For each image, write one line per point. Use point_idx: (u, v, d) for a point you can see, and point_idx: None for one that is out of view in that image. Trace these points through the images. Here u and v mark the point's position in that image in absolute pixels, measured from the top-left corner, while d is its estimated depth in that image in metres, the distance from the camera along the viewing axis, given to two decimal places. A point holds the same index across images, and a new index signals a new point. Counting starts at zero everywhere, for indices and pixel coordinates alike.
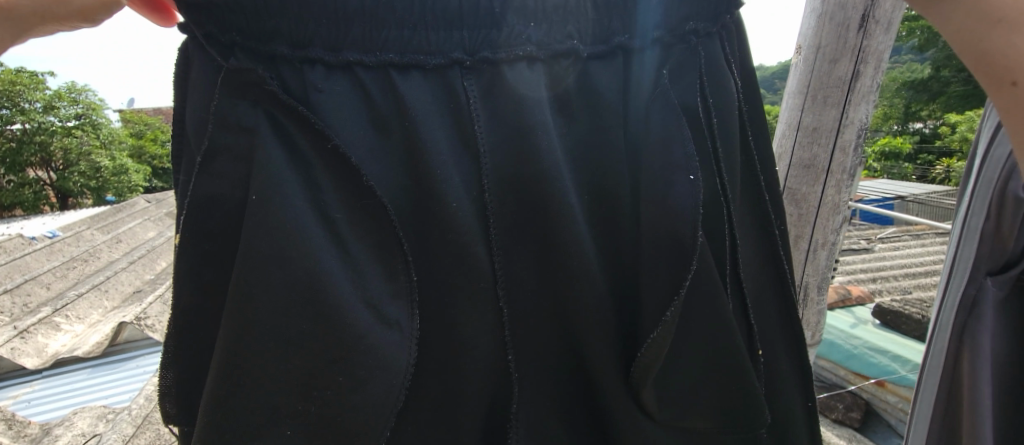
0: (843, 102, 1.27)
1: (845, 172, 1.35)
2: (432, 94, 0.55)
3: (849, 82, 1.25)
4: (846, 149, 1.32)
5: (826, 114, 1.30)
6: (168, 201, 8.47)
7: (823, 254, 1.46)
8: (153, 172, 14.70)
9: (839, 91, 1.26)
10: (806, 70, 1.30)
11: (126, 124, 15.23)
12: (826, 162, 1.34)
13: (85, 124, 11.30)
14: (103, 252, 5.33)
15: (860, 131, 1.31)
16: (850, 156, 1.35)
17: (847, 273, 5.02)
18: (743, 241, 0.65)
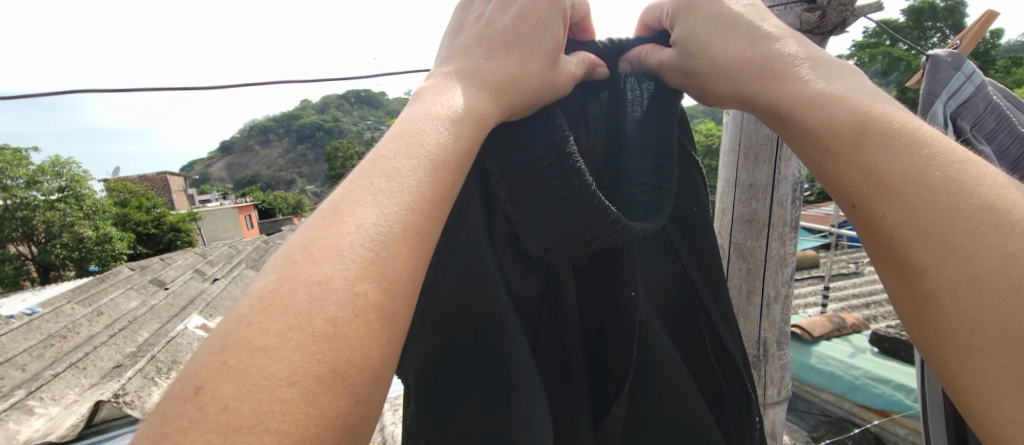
0: (774, 158, 1.32)
1: (786, 225, 1.36)
2: (507, 194, 0.76)
3: (776, 140, 1.31)
4: (784, 202, 1.34)
5: (759, 171, 1.34)
6: (152, 267, 8.27)
7: (776, 309, 1.41)
8: (138, 238, 14.46)
9: (769, 148, 1.32)
10: (737, 131, 1.36)
11: (112, 193, 15.26)
12: (767, 211, 1.35)
13: (69, 196, 11.39)
14: (83, 326, 5.10)
15: (795, 183, 1.34)
16: (789, 208, 1.36)
17: (841, 298, 5.00)
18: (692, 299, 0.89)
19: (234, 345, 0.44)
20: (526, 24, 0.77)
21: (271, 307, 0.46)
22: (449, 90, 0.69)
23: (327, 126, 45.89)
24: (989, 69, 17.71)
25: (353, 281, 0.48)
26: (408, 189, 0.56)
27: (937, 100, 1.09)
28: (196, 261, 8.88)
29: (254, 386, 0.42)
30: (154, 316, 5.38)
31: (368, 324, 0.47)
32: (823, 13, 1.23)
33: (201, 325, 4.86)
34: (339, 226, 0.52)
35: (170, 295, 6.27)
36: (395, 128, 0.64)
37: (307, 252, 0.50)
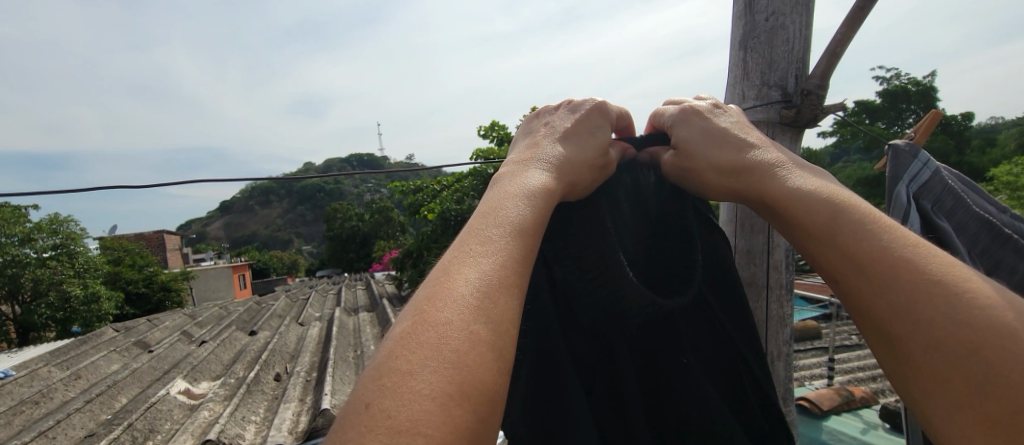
0: (768, 228, 1.35)
1: (782, 287, 1.37)
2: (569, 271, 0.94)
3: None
4: (779, 267, 1.36)
5: (755, 239, 1.36)
6: (138, 329, 8.03)
7: (780, 367, 1.38)
8: (126, 298, 14.17)
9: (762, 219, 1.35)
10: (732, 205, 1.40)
11: (106, 251, 15.18)
12: (764, 277, 1.36)
13: (61, 254, 11.38)
14: (58, 392, 4.87)
15: (788, 252, 1.37)
16: (784, 273, 1.38)
17: (846, 370, 4.87)
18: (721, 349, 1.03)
19: (388, 373, 0.52)
20: (581, 124, 0.90)
21: (411, 343, 0.54)
22: (521, 176, 0.79)
23: (327, 189, 46.62)
24: (965, 146, 18.52)
25: (469, 321, 0.56)
26: (500, 251, 0.65)
27: (901, 183, 1.18)
28: (184, 323, 8.67)
29: (404, 403, 0.48)
30: (134, 381, 5.17)
31: (486, 354, 0.54)
32: (798, 110, 1.31)
33: (184, 391, 4.66)
34: (455, 278, 0.61)
35: (153, 358, 6.05)
36: (482, 205, 0.75)
37: (431, 301, 0.59)
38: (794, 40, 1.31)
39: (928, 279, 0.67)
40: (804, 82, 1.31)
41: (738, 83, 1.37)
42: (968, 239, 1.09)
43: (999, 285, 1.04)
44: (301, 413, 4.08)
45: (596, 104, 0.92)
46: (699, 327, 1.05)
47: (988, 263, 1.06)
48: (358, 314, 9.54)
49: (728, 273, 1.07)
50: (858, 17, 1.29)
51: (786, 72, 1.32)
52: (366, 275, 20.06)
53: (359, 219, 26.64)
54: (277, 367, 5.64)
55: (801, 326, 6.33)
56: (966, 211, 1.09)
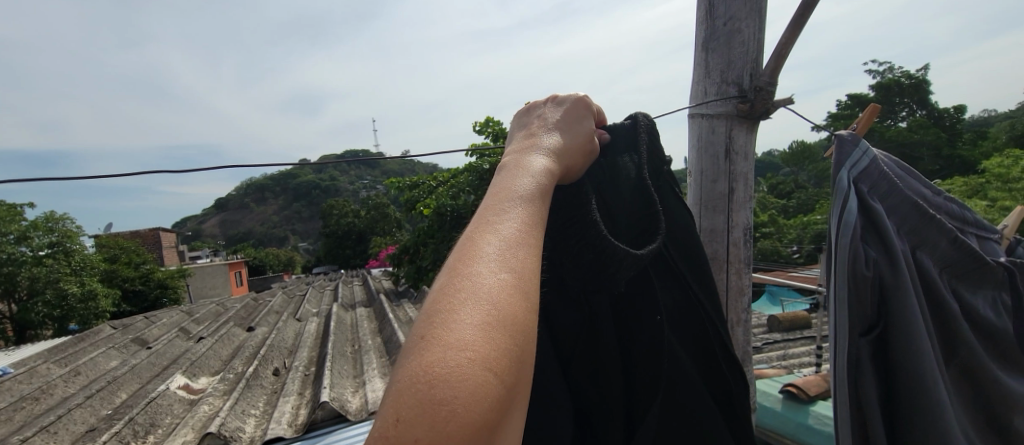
0: (728, 209, 1.42)
1: (741, 262, 1.44)
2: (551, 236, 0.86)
3: (729, 194, 1.42)
4: (738, 243, 1.43)
5: (716, 218, 1.43)
6: (136, 326, 8.06)
7: (737, 333, 1.46)
8: (123, 295, 14.17)
9: (722, 202, 1.42)
10: (696, 189, 1.46)
11: (102, 249, 15.17)
12: (724, 255, 1.43)
13: (58, 252, 11.38)
14: (58, 388, 4.91)
15: (745, 230, 1.44)
16: (743, 249, 1.45)
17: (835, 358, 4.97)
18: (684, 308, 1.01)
19: (435, 313, 0.49)
20: (569, 116, 0.88)
21: (451, 294, 0.50)
22: (525, 157, 0.75)
23: (323, 186, 46.55)
24: (957, 139, 18.70)
25: (498, 269, 0.53)
26: (512, 211, 0.62)
27: (843, 168, 1.15)
28: (181, 320, 8.70)
29: (450, 334, 0.46)
30: (134, 377, 5.21)
31: (524, 298, 0.52)
32: (752, 104, 1.37)
33: (184, 386, 4.70)
34: (480, 241, 0.57)
35: (151, 354, 6.09)
36: (491, 184, 0.70)
37: (460, 257, 0.56)
38: (749, 42, 1.37)
39: None
40: (758, 79, 1.37)
41: (701, 81, 1.44)
42: (900, 218, 1.19)
43: (924, 258, 1.19)
44: (300, 406, 4.14)
45: (580, 98, 0.91)
46: (669, 286, 1.01)
47: (914, 239, 1.19)
48: (355, 309, 9.60)
49: (698, 240, 1.06)
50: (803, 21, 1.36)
51: (742, 70, 1.38)
52: (364, 272, 20.11)
53: (355, 215, 26.66)
54: (275, 362, 5.69)
55: (791, 317, 6.44)
56: (899, 196, 1.19)
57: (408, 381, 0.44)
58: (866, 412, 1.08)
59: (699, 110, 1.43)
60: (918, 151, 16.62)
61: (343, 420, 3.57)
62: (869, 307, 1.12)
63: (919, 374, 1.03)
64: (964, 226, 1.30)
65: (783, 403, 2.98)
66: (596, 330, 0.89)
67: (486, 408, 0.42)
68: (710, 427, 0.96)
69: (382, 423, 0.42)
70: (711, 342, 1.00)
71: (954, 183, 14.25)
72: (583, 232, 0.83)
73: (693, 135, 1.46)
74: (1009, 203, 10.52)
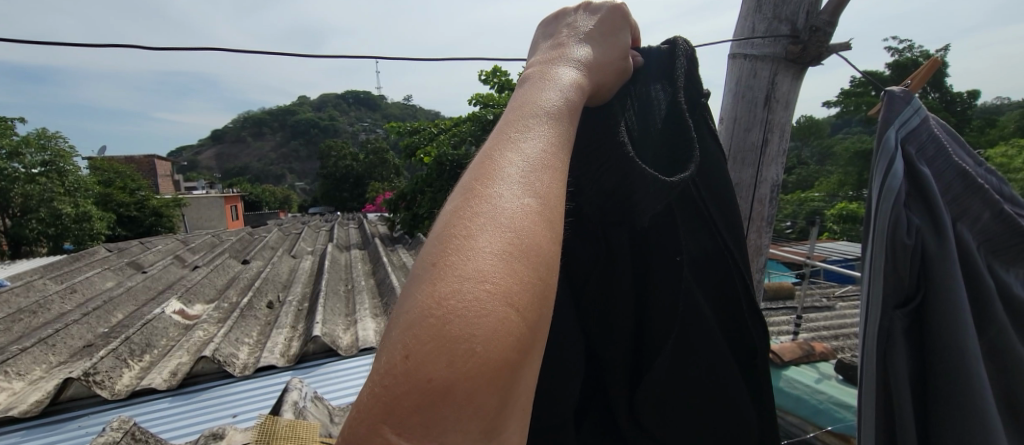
0: (758, 162, 1.43)
1: (763, 219, 1.47)
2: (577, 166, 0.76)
3: (761, 147, 1.42)
4: (763, 200, 1.45)
5: (745, 172, 1.44)
6: (131, 251, 8.11)
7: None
8: (117, 220, 14.14)
9: (753, 153, 1.42)
10: (727, 139, 1.46)
11: (95, 173, 15.03)
12: (747, 209, 1.45)
13: (51, 171, 11.23)
14: (55, 304, 5.00)
15: (772, 186, 1.45)
16: (766, 205, 1.47)
17: (812, 329, 5.11)
18: (706, 257, 0.94)
19: (449, 238, 0.48)
20: (605, 28, 0.80)
21: (468, 224, 0.49)
22: (553, 72, 0.71)
23: (322, 125, 45.77)
24: (964, 126, 18.54)
25: (521, 194, 0.53)
26: (534, 138, 0.60)
27: (891, 128, 1.04)
28: (175, 248, 8.78)
29: (469, 263, 0.45)
30: (130, 299, 5.31)
31: (540, 224, 0.51)
32: (804, 47, 1.35)
33: (179, 311, 4.79)
34: (499, 161, 0.57)
35: (146, 279, 6.17)
36: (515, 101, 0.67)
37: (478, 180, 0.55)
38: None
39: None
40: (813, 18, 1.35)
41: (750, 16, 1.40)
42: (944, 187, 1.06)
43: (964, 232, 1.05)
44: (293, 339, 4.26)
45: (618, 7, 0.82)
46: (694, 228, 0.93)
47: (953, 208, 1.06)
48: (349, 250, 9.70)
49: (729, 183, 0.98)
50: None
51: (798, 7, 1.35)
52: (359, 215, 20.18)
53: (354, 157, 26.41)
54: (269, 296, 5.80)
55: (775, 288, 6.61)
56: (945, 161, 1.07)
57: (418, 315, 0.43)
58: (897, 397, 0.98)
59: (743, 48, 1.41)
60: None
61: (333, 354, 3.69)
62: (908, 276, 1.01)
63: (961, 351, 0.93)
64: (1015, 204, 1.16)
65: None
66: (614, 269, 0.82)
67: (509, 344, 0.41)
68: (723, 377, 0.92)
69: (392, 351, 0.41)
70: (734, 293, 0.94)
71: None
72: (606, 156, 0.72)
73: (733, 77, 1.44)
74: None
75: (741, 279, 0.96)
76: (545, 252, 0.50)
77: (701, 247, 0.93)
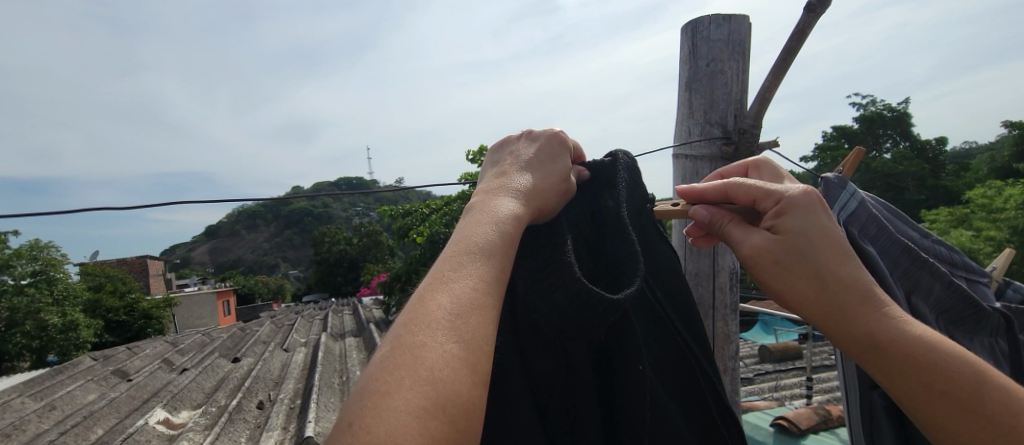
0: (713, 252, 1.45)
1: (727, 307, 1.45)
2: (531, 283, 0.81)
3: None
4: (724, 288, 1.45)
5: (702, 262, 1.46)
6: (117, 357, 7.82)
7: (726, 380, 1.46)
8: (105, 326, 13.79)
9: (707, 244, 1.45)
10: (681, 232, 1.50)
11: (85, 279, 14.94)
12: (709, 298, 1.45)
13: (40, 281, 11.35)
14: (32, 423, 4.72)
15: (730, 274, 1.47)
16: (728, 292, 1.46)
17: (824, 391, 5.02)
18: (666, 353, 0.95)
19: (370, 394, 0.47)
20: (545, 153, 0.86)
21: (390, 373, 0.48)
22: (493, 201, 0.73)
23: (316, 213, 46.44)
24: (940, 171, 19.19)
25: (446, 338, 0.52)
26: (471, 270, 0.61)
27: (831, 212, 1.10)
28: (164, 350, 8.49)
29: (384, 422, 0.44)
30: (112, 411, 5.04)
31: (464, 371, 0.50)
32: (736, 146, 1.43)
33: (163, 420, 4.54)
34: (431, 300, 0.56)
35: (131, 387, 5.90)
36: (453, 233, 0.68)
37: (409, 319, 0.55)
38: (731, 83, 1.43)
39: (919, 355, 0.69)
40: (741, 120, 1.44)
41: (685, 121, 1.48)
42: (891, 262, 1.09)
43: (918, 305, 1.09)
44: (284, 441, 4.02)
45: (554, 133, 0.89)
46: (652, 328, 0.95)
47: (907, 282, 1.09)
48: (343, 339, 9.44)
49: (682, 283, 1.02)
50: (784, 69, 1.44)
51: (726, 112, 1.43)
52: (353, 301, 19.87)
53: (347, 243, 26.51)
54: (260, 395, 5.56)
55: (782, 347, 6.50)
56: (890, 239, 1.08)
57: None
58: None
59: (684, 150, 1.48)
60: (902, 180, 16.96)
61: None
62: None
63: None
64: (967, 271, 1.22)
65: (774, 436, 2.95)
66: (576, 378, 0.82)
67: None
68: None
69: None
70: (700, 396, 0.93)
71: (939, 214, 14.49)
72: (555, 273, 0.78)
73: (679, 175, 1.51)
74: (993, 233, 10.64)
75: (706, 380, 0.95)
76: (464, 399, 0.49)
77: (661, 351, 0.95)
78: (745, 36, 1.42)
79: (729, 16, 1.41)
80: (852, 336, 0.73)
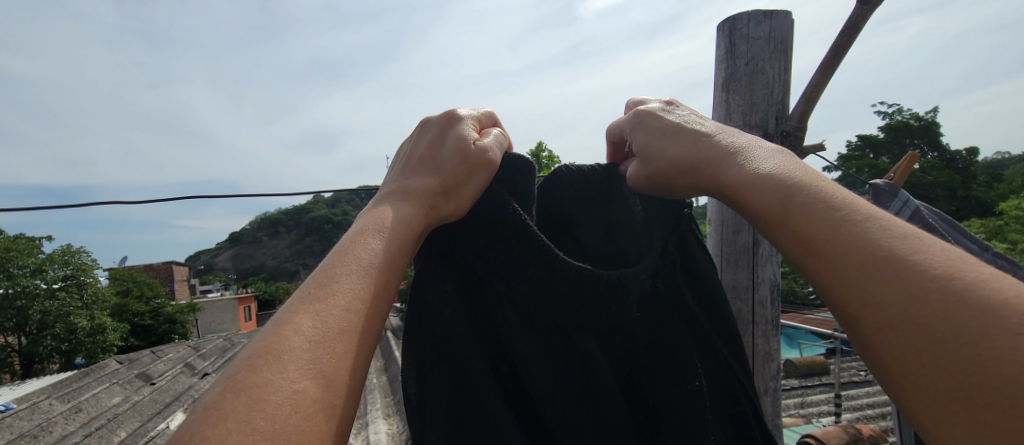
0: (752, 264, 1.42)
1: (768, 323, 1.42)
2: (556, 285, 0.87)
3: (752, 248, 1.42)
4: (764, 302, 1.42)
5: (740, 273, 1.43)
6: (142, 361, 7.96)
7: (767, 402, 1.41)
8: (131, 330, 14.08)
9: (746, 255, 1.42)
10: (718, 241, 1.47)
11: (113, 284, 15.35)
12: (750, 312, 1.41)
13: (71, 284, 11.72)
14: (58, 424, 4.77)
15: (772, 286, 1.43)
16: (769, 307, 1.43)
17: (854, 408, 4.88)
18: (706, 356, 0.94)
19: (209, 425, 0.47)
20: (431, 151, 0.82)
21: (233, 401, 0.49)
22: (382, 209, 0.73)
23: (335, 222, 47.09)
24: (973, 182, 18.56)
25: (298, 373, 0.52)
26: (342, 290, 0.61)
27: None
28: (187, 355, 8.63)
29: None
30: (135, 415, 5.07)
31: (313, 405, 0.51)
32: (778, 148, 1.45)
33: None
34: (298, 323, 0.57)
35: (154, 392, 5.97)
36: (340, 242, 0.69)
37: (299, 323, 0.56)
38: (773, 82, 1.43)
39: (882, 247, 0.56)
40: (783, 123, 1.46)
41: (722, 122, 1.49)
42: None
43: None
44: None
45: (444, 121, 0.84)
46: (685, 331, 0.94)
47: None
48: None
49: (721, 298, 0.98)
50: (833, 63, 1.43)
51: (767, 113, 1.44)
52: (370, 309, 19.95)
53: None
54: None
55: (808, 362, 6.33)
56: None
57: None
58: None
59: None
60: (933, 191, 16.42)
61: None
62: None
63: None
64: None
65: None
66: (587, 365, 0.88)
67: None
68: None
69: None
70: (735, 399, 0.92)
71: (971, 227, 13.98)
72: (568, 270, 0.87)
73: None
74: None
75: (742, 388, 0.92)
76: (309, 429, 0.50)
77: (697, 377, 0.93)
78: (786, 33, 1.42)
79: (770, 12, 1.41)
80: (802, 232, 0.62)
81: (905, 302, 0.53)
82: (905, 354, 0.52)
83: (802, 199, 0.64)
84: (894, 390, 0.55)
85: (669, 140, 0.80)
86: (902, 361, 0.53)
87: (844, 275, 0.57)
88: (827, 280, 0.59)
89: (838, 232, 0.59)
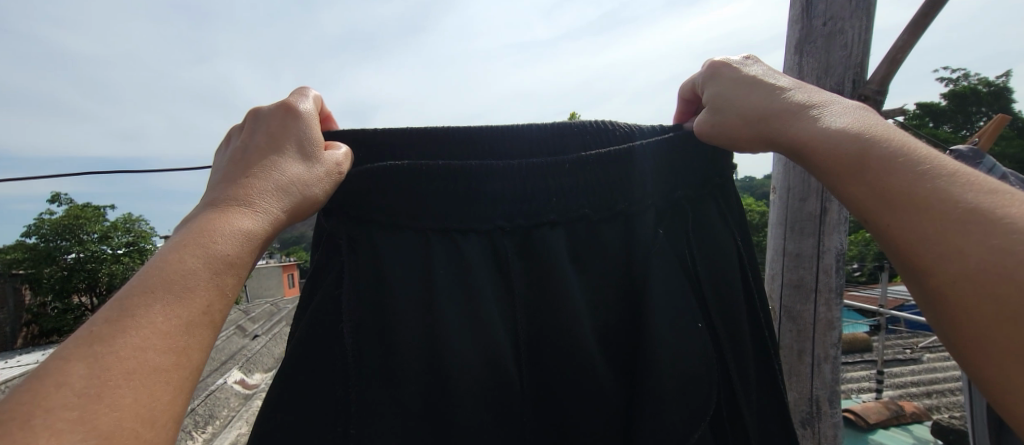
0: (818, 232, 1.50)
1: (832, 290, 1.51)
2: (566, 233, 0.90)
3: (819, 217, 1.50)
4: (829, 270, 1.50)
5: (806, 241, 1.52)
6: None
7: (827, 367, 1.54)
8: None
9: (812, 223, 1.50)
10: (784, 209, 1.56)
11: None
12: (813, 279, 1.52)
13: (134, 251, 12.57)
14: None
15: (838, 255, 1.51)
16: (834, 276, 1.52)
17: (897, 387, 4.79)
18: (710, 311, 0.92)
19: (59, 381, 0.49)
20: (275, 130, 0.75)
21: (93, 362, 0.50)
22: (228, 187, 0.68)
23: None
24: None
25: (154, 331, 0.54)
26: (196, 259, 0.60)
27: None
28: (238, 318, 9.17)
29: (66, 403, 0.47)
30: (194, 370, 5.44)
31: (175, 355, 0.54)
32: None
33: (240, 381, 4.90)
34: (148, 295, 0.56)
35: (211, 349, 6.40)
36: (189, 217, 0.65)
37: (163, 284, 0.57)
38: (852, 45, 1.43)
39: (962, 202, 0.59)
40: (862, 86, 1.45)
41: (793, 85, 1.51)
42: None
43: None
44: None
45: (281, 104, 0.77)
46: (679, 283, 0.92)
47: None
48: None
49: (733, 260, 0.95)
50: (923, 22, 1.39)
51: (844, 76, 1.44)
52: None
53: None
54: None
55: (848, 339, 6.21)
56: None
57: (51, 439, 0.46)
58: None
59: None
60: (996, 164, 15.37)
61: None
62: None
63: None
64: None
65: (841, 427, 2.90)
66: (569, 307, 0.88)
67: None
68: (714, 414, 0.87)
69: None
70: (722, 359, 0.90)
71: None
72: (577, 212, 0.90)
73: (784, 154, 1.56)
74: None
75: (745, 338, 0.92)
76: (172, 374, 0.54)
77: (696, 366, 0.85)
78: None
79: None
80: (871, 184, 0.64)
81: (984, 260, 0.56)
82: (990, 310, 0.55)
83: (878, 152, 0.65)
84: (959, 343, 0.59)
85: (746, 90, 0.80)
86: (984, 319, 0.56)
87: (928, 236, 0.60)
88: (895, 235, 0.62)
89: (915, 185, 0.61)
